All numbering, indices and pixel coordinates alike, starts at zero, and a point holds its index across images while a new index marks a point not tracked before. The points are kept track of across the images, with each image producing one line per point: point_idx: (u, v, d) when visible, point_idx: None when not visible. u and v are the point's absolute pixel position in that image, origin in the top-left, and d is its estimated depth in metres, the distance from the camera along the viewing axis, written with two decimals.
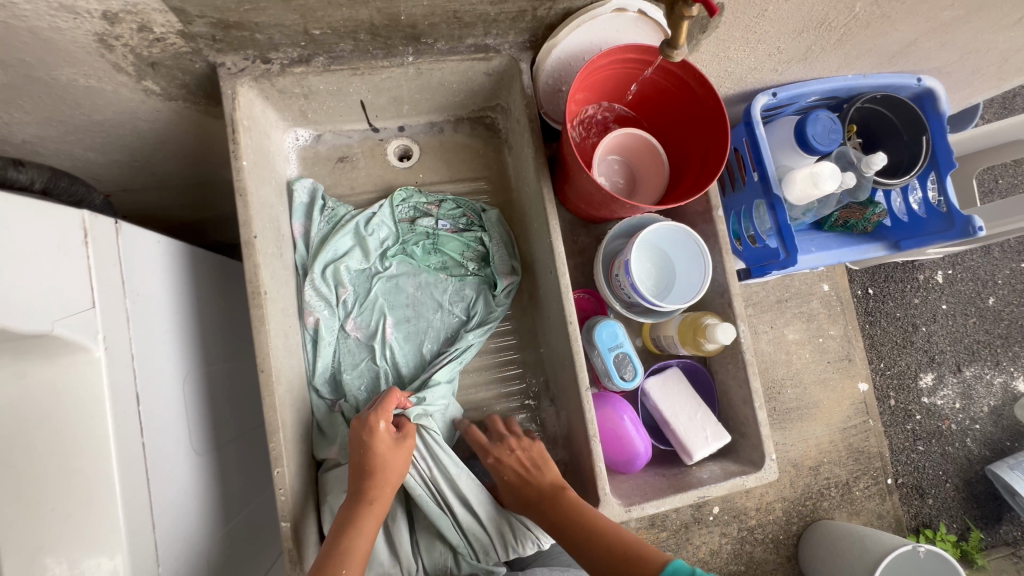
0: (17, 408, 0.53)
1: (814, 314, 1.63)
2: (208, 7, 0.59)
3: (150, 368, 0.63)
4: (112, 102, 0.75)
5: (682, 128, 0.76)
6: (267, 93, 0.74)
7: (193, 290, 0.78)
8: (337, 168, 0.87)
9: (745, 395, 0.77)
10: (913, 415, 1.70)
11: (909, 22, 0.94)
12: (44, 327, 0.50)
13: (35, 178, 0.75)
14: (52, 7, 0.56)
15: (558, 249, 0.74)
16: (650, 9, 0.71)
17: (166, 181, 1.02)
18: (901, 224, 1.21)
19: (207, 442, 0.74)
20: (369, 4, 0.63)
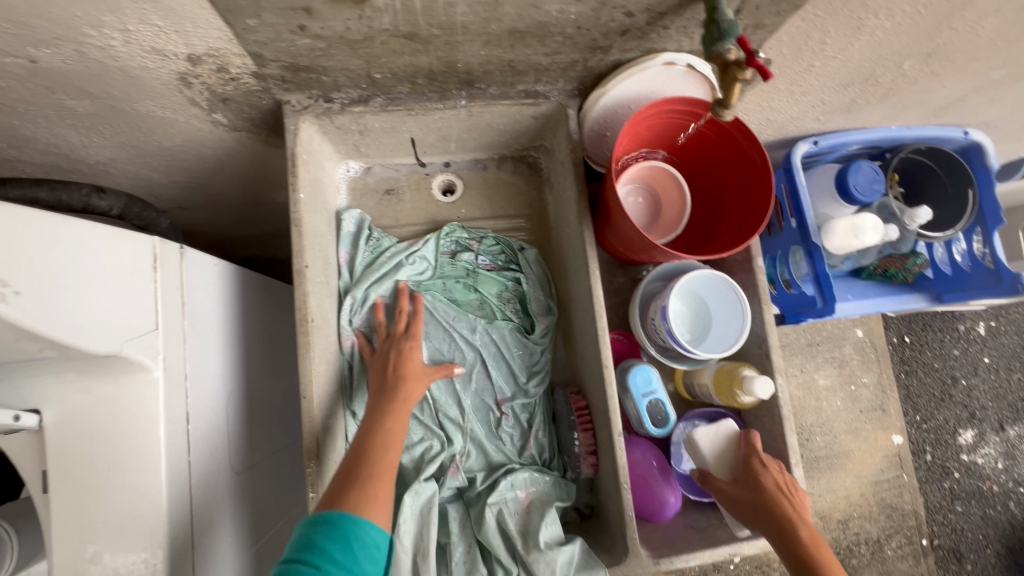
0: (81, 421, 0.56)
1: (847, 359, 1.59)
2: (283, 53, 0.63)
3: (200, 387, 0.66)
4: (182, 131, 0.80)
5: (725, 178, 0.76)
6: (326, 129, 0.78)
7: (241, 310, 0.81)
8: (383, 200, 0.90)
9: (781, 451, 0.76)
10: (951, 473, 1.62)
11: (958, 79, 0.93)
12: (115, 348, 0.53)
13: (113, 204, 0.80)
14: (144, 51, 0.61)
15: (598, 292, 0.75)
16: (699, 62, 0.72)
17: (220, 200, 1.07)
18: (944, 276, 1.17)
19: (246, 461, 0.76)
20: (430, 53, 0.67)
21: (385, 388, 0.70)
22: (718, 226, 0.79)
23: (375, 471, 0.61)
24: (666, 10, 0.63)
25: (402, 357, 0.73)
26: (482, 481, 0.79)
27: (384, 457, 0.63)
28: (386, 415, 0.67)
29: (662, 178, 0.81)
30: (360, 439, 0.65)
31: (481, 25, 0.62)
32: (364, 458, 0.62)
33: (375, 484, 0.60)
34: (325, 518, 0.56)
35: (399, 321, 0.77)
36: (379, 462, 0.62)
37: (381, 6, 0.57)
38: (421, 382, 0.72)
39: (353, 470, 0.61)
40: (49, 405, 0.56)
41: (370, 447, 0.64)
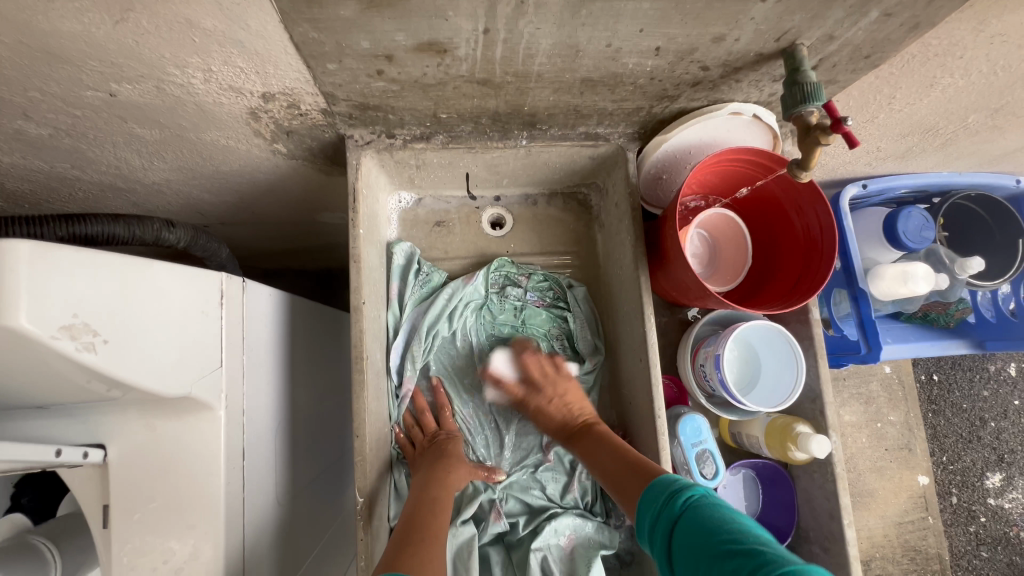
0: (144, 457, 0.56)
1: (874, 397, 1.56)
2: (356, 93, 0.64)
3: (254, 421, 0.66)
4: (241, 158, 0.80)
5: (789, 239, 0.75)
6: (384, 162, 0.78)
7: (290, 338, 0.81)
8: (433, 232, 0.90)
9: (833, 509, 0.74)
10: (977, 517, 1.58)
11: (1019, 132, 0.91)
12: (184, 389, 0.53)
13: (182, 237, 0.75)
14: (221, 88, 0.61)
15: (653, 340, 0.74)
16: (765, 114, 0.70)
17: (263, 218, 1.07)
18: (987, 323, 1.15)
19: (291, 493, 0.76)
20: (500, 96, 0.66)
21: (437, 468, 0.71)
22: (775, 276, 0.77)
23: (427, 535, 0.60)
24: (743, 65, 0.63)
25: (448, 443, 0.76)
26: (524, 525, 0.77)
27: (434, 520, 0.63)
28: (434, 483, 0.69)
29: (723, 223, 0.81)
30: (412, 508, 0.65)
31: (556, 75, 0.62)
32: (417, 523, 0.62)
33: (429, 546, 0.58)
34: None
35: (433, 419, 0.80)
36: (431, 525, 0.62)
37: (461, 55, 0.57)
38: (465, 464, 0.74)
39: (406, 533, 0.60)
40: (113, 440, 0.56)
41: (423, 516, 0.63)
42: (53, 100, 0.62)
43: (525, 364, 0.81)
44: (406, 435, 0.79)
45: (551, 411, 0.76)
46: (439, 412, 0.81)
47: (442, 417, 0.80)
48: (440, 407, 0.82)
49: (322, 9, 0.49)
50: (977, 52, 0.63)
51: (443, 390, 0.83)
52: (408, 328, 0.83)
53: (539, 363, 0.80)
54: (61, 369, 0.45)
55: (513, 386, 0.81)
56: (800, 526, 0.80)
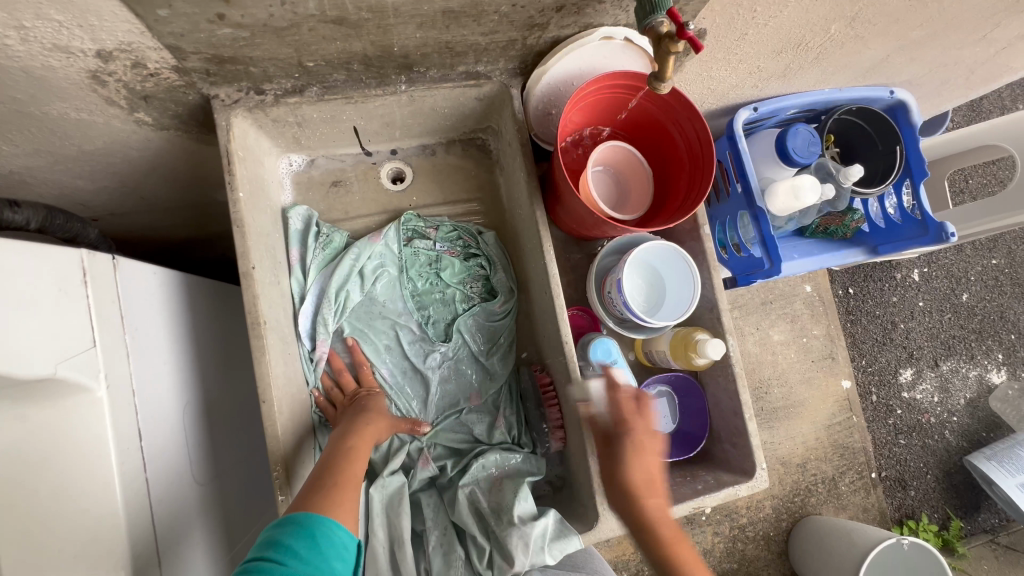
0: (18, 449, 0.53)
1: (797, 314, 1.67)
2: (203, 44, 0.60)
3: (150, 401, 0.63)
4: (103, 133, 0.75)
5: (676, 160, 0.78)
6: (261, 122, 0.75)
7: (189, 318, 0.77)
8: (331, 193, 0.87)
9: (736, 407, 0.80)
10: (893, 410, 1.75)
11: (880, 41, 0.97)
12: (47, 370, 0.50)
13: (30, 217, 0.77)
14: (45, 48, 0.56)
15: (553, 271, 0.76)
16: (636, 36, 0.72)
17: (157, 203, 1.01)
18: (879, 229, 1.23)
19: (212, 472, 0.74)
20: (363, 37, 0.64)
21: (356, 420, 0.72)
22: (666, 195, 0.80)
23: (340, 481, 0.62)
24: None
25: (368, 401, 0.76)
26: (452, 466, 0.80)
27: (351, 466, 0.65)
28: (352, 432, 0.70)
29: (623, 155, 0.81)
30: (328, 458, 0.66)
31: (413, 7, 0.60)
32: (331, 471, 0.63)
33: (340, 490, 0.61)
34: (291, 519, 0.56)
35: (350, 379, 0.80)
36: (346, 472, 0.63)
37: None
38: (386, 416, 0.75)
39: (319, 481, 0.62)
40: None
41: (339, 464, 0.65)
42: None
43: (616, 397, 0.69)
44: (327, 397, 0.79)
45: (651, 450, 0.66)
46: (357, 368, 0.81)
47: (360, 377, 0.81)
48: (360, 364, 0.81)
49: None
50: None
51: (359, 350, 0.82)
52: (315, 292, 0.81)
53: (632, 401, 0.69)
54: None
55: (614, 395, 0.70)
56: (713, 429, 0.86)
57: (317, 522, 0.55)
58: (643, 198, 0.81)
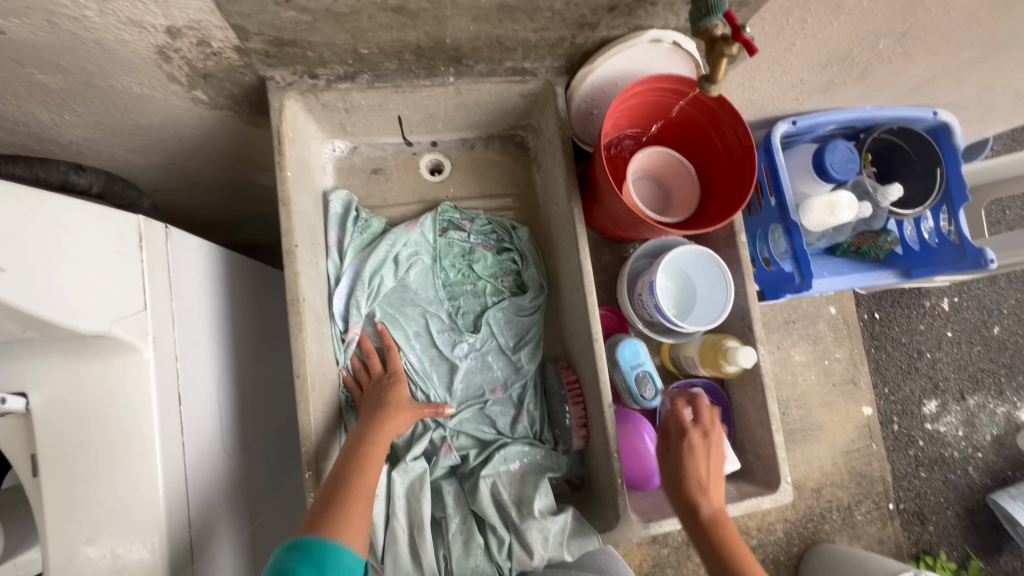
0: (68, 402, 0.55)
1: (821, 336, 1.65)
2: (267, 25, 0.62)
3: (190, 367, 0.65)
4: (160, 109, 0.78)
5: (717, 167, 0.78)
6: (311, 106, 0.77)
7: (228, 292, 0.79)
8: (371, 180, 0.89)
9: (763, 418, 0.79)
10: (915, 441, 1.70)
11: (928, 60, 0.96)
12: (104, 327, 0.52)
13: (92, 181, 0.85)
14: (120, 22, 0.58)
15: (587, 268, 0.76)
16: (684, 41, 0.73)
17: (200, 182, 1.04)
18: (912, 252, 1.21)
19: (240, 444, 0.76)
20: (418, 28, 0.66)
21: (373, 417, 0.71)
22: (710, 193, 0.79)
23: (353, 494, 0.61)
24: None
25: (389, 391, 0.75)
26: (475, 456, 0.80)
27: (364, 477, 0.64)
28: (368, 437, 0.68)
29: (664, 159, 0.80)
30: (342, 462, 0.65)
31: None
32: (343, 482, 0.62)
33: (351, 506, 0.60)
34: (302, 543, 0.56)
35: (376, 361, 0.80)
36: (355, 485, 0.62)
37: None
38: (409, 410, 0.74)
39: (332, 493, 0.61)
40: (35, 387, 0.54)
41: (351, 472, 0.64)
42: None
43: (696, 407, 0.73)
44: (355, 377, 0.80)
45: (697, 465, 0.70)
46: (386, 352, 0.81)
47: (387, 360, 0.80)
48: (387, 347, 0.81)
49: None
50: None
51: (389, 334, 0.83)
52: (350, 276, 0.83)
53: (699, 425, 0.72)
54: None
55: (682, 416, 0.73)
56: (736, 439, 0.85)
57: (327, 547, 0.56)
58: (688, 201, 0.81)
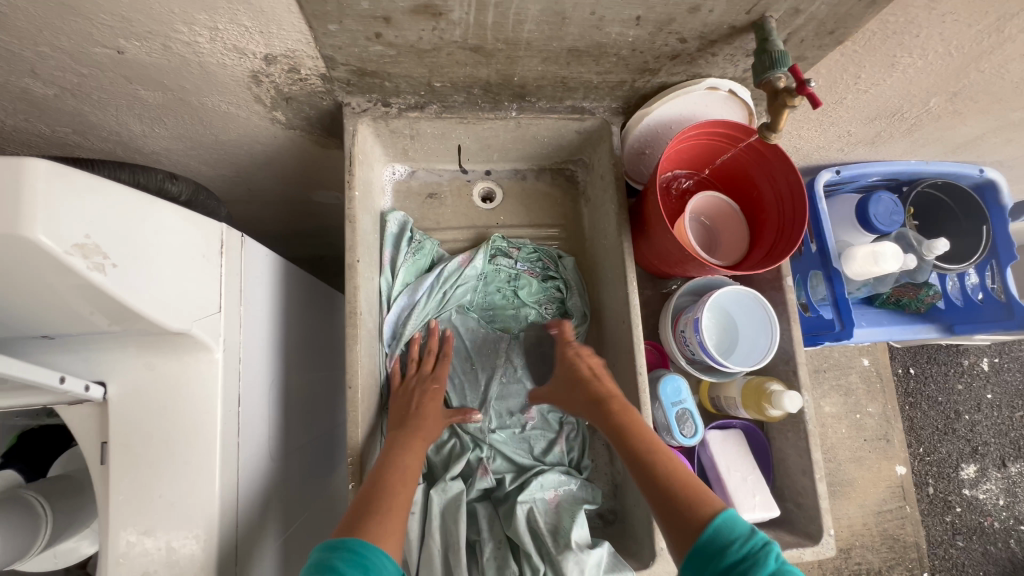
0: (141, 395, 0.58)
1: (852, 388, 1.60)
2: (355, 57, 0.67)
3: (249, 370, 0.67)
4: (241, 126, 0.83)
5: (768, 211, 0.79)
6: (380, 131, 0.81)
7: (284, 301, 0.83)
8: (425, 203, 0.93)
9: (805, 466, 0.78)
10: (952, 507, 1.62)
11: (978, 119, 0.97)
12: (187, 326, 0.55)
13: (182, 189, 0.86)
14: (225, 48, 0.64)
15: (635, 301, 0.78)
16: (740, 89, 0.75)
17: (260, 195, 1.09)
18: (955, 308, 1.18)
19: (285, 450, 0.77)
20: (491, 66, 0.70)
21: (411, 422, 0.75)
22: (764, 229, 0.80)
23: (392, 504, 0.63)
24: (718, 38, 0.67)
25: (426, 398, 0.78)
26: (510, 481, 0.80)
27: (404, 486, 0.66)
28: (404, 448, 0.71)
29: (710, 202, 0.83)
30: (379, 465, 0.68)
31: (544, 43, 0.66)
32: (384, 484, 0.65)
33: (392, 514, 0.62)
34: (344, 545, 0.56)
35: (428, 359, 0.83)
36: (399, 487, 0.65)
37: (455, 19, 0.61)
38: (437, 423, 0.77)
39: (376, 496, 0.63)
40: (113, 377, 0.57)
41: (392, 477, 0.66)
42: (62, 57, 0.64)
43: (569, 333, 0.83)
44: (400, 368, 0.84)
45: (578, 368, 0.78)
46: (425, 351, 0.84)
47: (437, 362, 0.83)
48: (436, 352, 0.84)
49: None
50: (933, 30, 0.68)
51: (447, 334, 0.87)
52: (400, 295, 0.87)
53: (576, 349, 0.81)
54: (67, 293, 0.46)
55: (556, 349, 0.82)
56: (774, 486, 0.83)
57: (370, 552, 0.56)
58: (740, 236, 0.82)
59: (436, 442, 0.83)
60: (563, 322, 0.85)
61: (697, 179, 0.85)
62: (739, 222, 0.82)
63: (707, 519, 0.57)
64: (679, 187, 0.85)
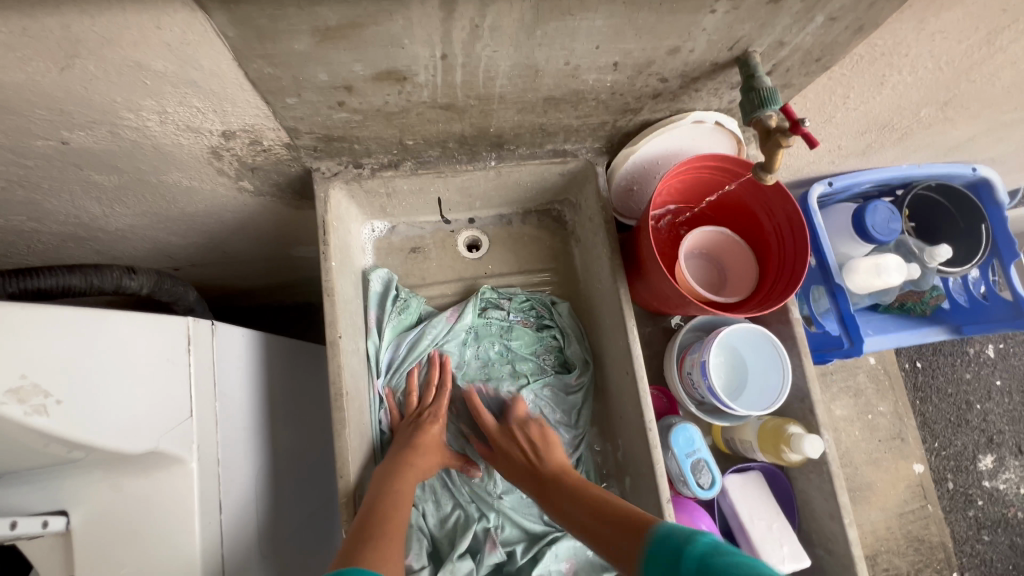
0: (113, 520, 0.53)
1: (862, 389, 1.50)
2: (318, 125, 0.63)
3: (232, 469, 0.61)
4: (206, 199, 0.78)
5: (768, 244, 0.75)
6: (354, 192, 0.77)
7: (267, 376, 0.76)
8: (409, 258, 0.89)
9: (832, 509, 0.74)
10: (974, 500, 1.50)
11: (969, 123, 0.94)
12: (149, 445, 0.49)
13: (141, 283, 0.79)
14: (178, 129, 0.60)
15: (638, 352, 0.73)
16: (727, 120, 0.71)
17: (237, 258, 1.04)
18: (961, 308, 1.10)
19: (283, 542, 0.72)
20: (464, 120, 0.66)
21: (407, 456, 0.72)
22: (766, 264, 0.77)
23: (387, 529, 0.61)
24: (700, 75, 0.64)
25: (424, 431, 0.76)
26: (522, 553, 0.75)
27: (397, 515, 0.63)
28: (397, 476, 0.68)
29: (704, 237, 0.79)
30: (373, 495, 0.65)
31: (518, 95, 0.62)
32: (377, 514, 0.62)
33: (384, 543, 0.59)
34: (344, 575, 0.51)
35: (429, 391, 0.81)
36: (391, 519, 0.62)
37: (422, 82, 0.57)
38: (437, 457, 0.75)
39: (366, 525, 0.60)
40: (76, 505, 0.52)
41: (386, 506, 0.63)
42: (2, 151, 0.60)
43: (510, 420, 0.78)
44: (399, 414, 0.81)
45: (511, 453, 0.75)
46: (424, 386, 0.82)
47: (439, 396, 0.81)
48: (437, 383, 0.82)
49: (276, 44, 0.48)
50: (922, 49, 0.65)
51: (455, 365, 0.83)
52: (387, 359, 0.83)
53: (522, 422, 0.77)
54: (27, 441, 0.45)
55: (489, 418, 0.79)
56: (802, 530, 0.79)
57: None
58: (749, 267, 0.77)
59: (440, 516, 0.77)
60: (518, 400, 0.80)
61: (691, 213, 0.81)
62: (740, 253, 0.78)
63: (647, 531, 0.53)
64: (674, 223, 0.81)
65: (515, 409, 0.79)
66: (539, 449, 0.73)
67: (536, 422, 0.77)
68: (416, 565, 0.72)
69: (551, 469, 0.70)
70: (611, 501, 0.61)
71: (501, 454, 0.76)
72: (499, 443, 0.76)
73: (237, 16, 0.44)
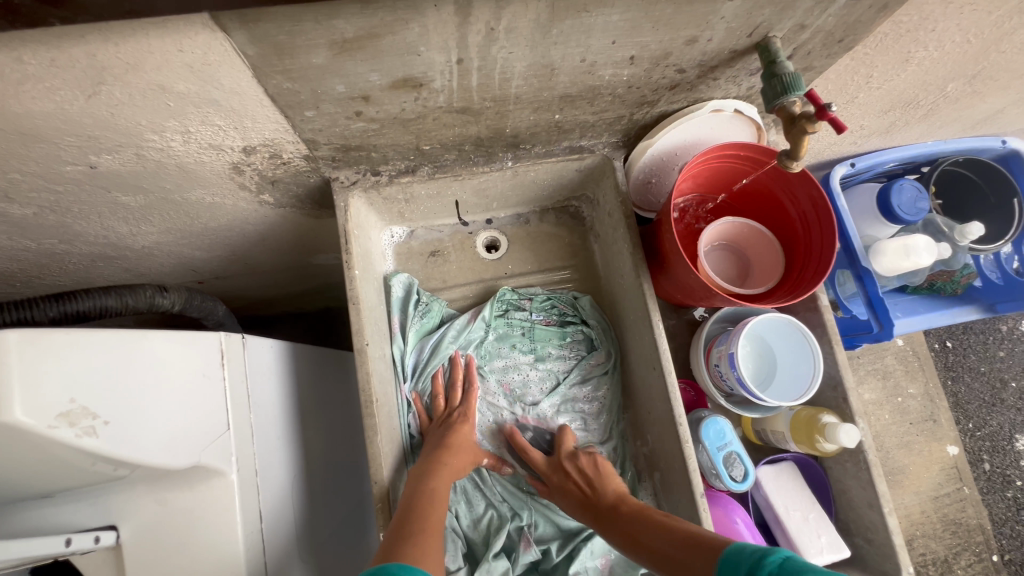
0: (158, 532, 0.54)
1: (890, 371, 1.46)
2: (336, 136, 0.63)
3: (270, 479, 0.62)
4: (229, 213, 0.79)
5: (792, 231, 0.74)
6: (373, 200, 0.78)
7: (297, 385, 0.78)
8: (429, 262, 0.89)
9: (871, 498, 0.72)
10: (1012, 481, 1.46)
11: (999, 94, 0.91)
12: (192, 460, 0.51)
13: (175, 300, 0.80)
14: (201, 147, 0.60)
15: (663, 346, 0.72)
16: (746, 107, 0.70)
17: (260, 269, 1.05)
18: (994, 286, 1.06)
19: (321, 547, 0.73)
20: (480, 122, 0.66)
21: (439, 458, 0.72)
22: (791, 253, 0.75)
23: (424, 527, 0.61)
24: (718, 64, 0.63)
25: (454, 432, 0.76)
26: (557, 550, 0.76)
27: (433, 513, 0.64)
28: (431, 475, 0.69)
29: (726, 229, 0.78)
30: (410, 496, 0.65)
31: (534, 94, 0.62)
32: (413, 513, 0.62)
33: (420, 541, 0.58)
34: (385, 569, 0.51)
35: (455, 394, 0.82)
36: (428, 517, 0.62)
37: (437, 87, 0.57)
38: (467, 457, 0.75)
39: (402, 525, 0.61)
40: (124, 520, 0.54)
41: (421, 505, 0.64)
42: (34, 179, 0.62)
43: (559, 464, 0.75)
44: (427, 417, 0.81)
45: (568, 489, 0.73)
46: (449, 388, 0.83)
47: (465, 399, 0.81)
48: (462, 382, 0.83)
49: (294, 60, 0.48)
50: (949, 22, 0.63)
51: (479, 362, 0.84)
52: (412, 363, 0.83)
53: (563, 463, 0.76)
54: (77, 462, 0.46)
55: (539, 457, 0.78)
56: (839, 519, 0.78)
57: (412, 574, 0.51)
58: (772, 255, 0.76)
59: (473, 516, 0.78)
60: (567, 431, 0.80)
61: (710, 205, 0.80)
62: (765, 242, 0.77)
63: (713, 557, 0.50)
64: (694, 216, 0.80)
65: (563, 442, 0.78)
66: (592, 471, 0.72)
67: (587, 452, 0.75)
68: (453, 566, 0.73)
69: (610, 498, 0.68)
70: (675, 526, 0.57)
71: (555, 490, 0.74)
72: (551, 479, 0.75)
73: (256, 34, 0.44)
